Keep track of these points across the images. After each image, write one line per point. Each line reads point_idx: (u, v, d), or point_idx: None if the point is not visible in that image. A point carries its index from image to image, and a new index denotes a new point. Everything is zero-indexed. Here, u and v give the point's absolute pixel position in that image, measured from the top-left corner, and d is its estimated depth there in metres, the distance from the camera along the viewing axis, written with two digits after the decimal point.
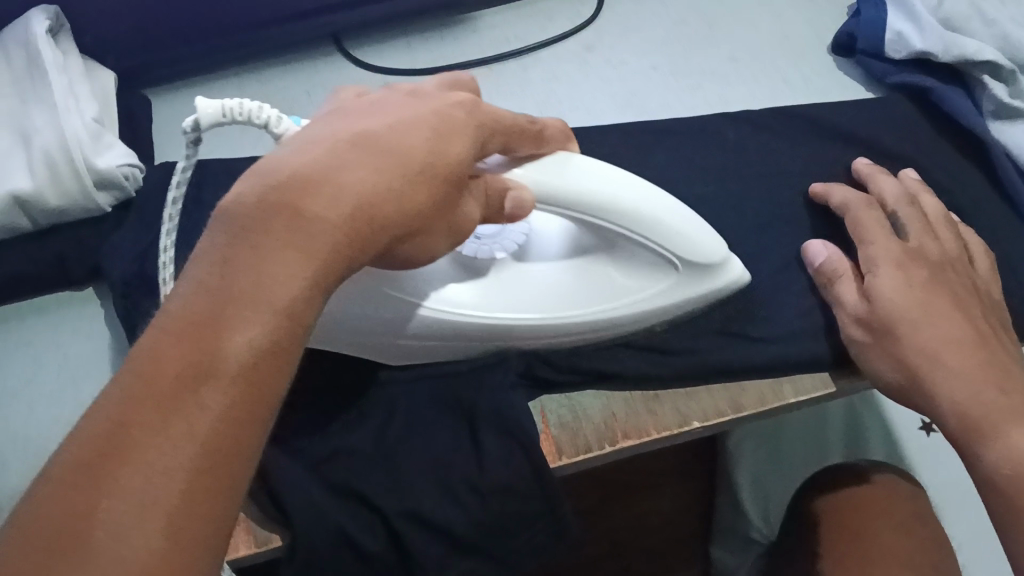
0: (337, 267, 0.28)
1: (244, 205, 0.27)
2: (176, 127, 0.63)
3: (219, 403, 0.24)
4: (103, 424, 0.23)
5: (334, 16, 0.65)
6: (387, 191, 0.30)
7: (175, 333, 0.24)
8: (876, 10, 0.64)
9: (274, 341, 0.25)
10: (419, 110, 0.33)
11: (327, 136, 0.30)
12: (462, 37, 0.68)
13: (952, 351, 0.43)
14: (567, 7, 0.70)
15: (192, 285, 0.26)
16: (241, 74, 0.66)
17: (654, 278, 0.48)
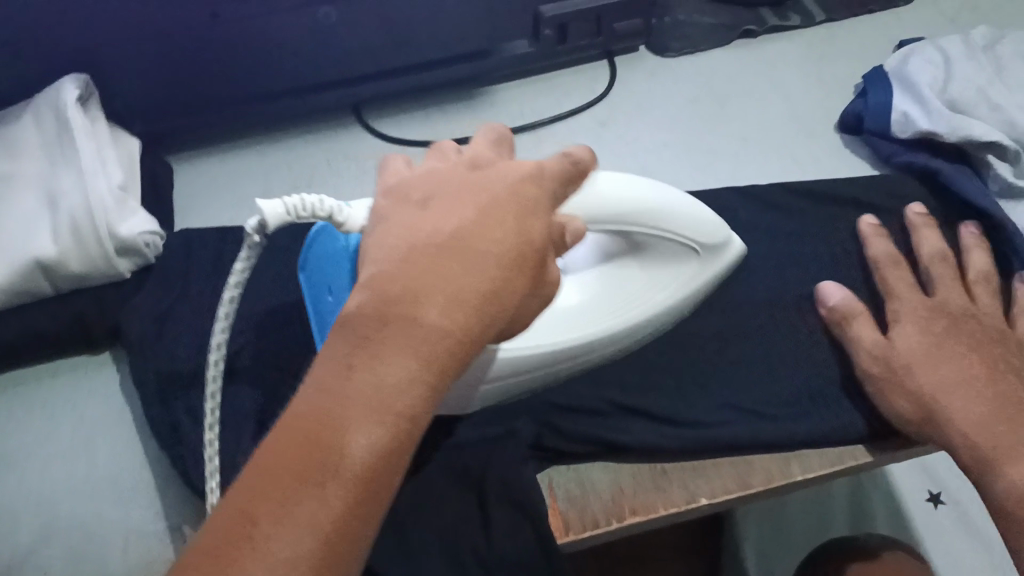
0: (446, 365, 0.30)
1: (365, 315, 0.30)
2: (197, 193, 0.64)
3: (335, 502, 0.27)
4: (234, 515, 0.27)
5: (355, 87, 0.67)
6: (497, 286, 0.32)
7: (297, 433, 0.28)
8: (884, 92, 0.66)
9: (384, 442, 0.29)
10: (498, 187, 0.34)
11: (429, 229, 0.33)
12: (478, 110, 0.69)
13: (950, 397, 0.48)
14: (581, 81, 0.71)
15: (315, 387, 0.29)
16: (261, 142, 0.68)
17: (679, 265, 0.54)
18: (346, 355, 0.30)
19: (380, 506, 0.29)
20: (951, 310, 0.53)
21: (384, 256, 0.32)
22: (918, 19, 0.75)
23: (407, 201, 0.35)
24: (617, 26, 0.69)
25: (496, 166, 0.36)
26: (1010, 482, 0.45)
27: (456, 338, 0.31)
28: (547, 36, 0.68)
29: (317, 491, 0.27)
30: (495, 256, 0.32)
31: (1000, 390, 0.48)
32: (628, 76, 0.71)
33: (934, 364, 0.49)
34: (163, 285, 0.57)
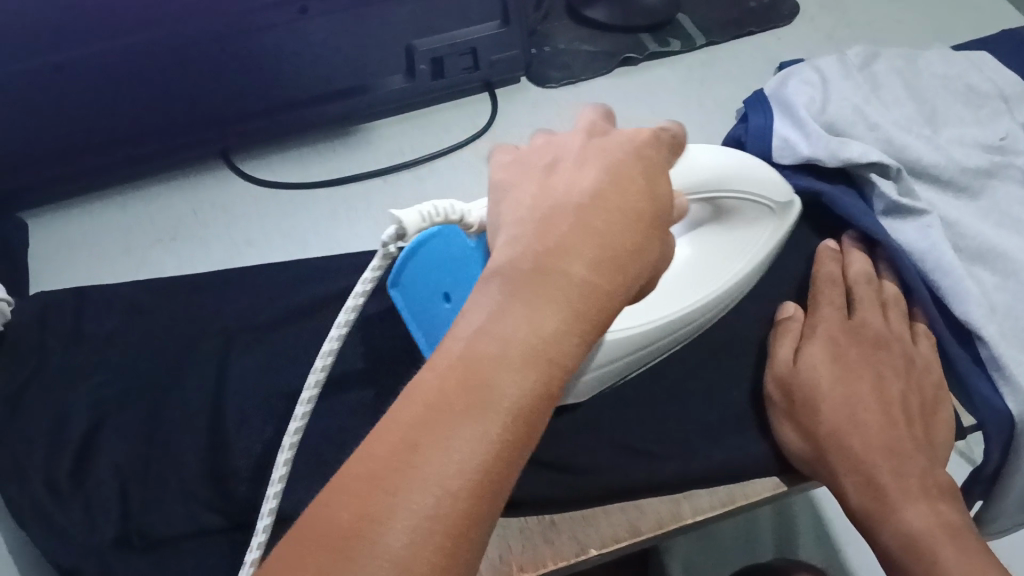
0: (590, 316, 0.32)
1: (516, 266, 0.33)
2: (56, 250, 0.61)
3: (487, 439, 0.29)
4: (394, 445, 0.28)
5: (223, 129, 0.64)
6: (641, 243, 0.34)
7: (457, 371, 0.30)
8: (763, 118, 0.65)
9: (533, 386, 0.30)
10: (619, 154, 0.37)
11: (563, 194, 0.35)
12: (356, 149, 0.67)
13: (849, 436, 0.47)
14: (462, 116, 0.69)
15: (477, 327, 0.31)
16: (128, 192, 0.64)
17: (759, 227, 0.56)
18: (497, 305, 0.32)
19: (529, 447, 0.30)
20: (863, 337, 0.52)
21: (520, 223, 0.35)
22: (796, 40, 0.75)
23: (530, 175, 0.38)
24: (496, 58, 0.68)
25: (613, 136, 0.39)
26: (902, 532, 0.44)
27: (603, 292, 0.33)
28: (422, 71, 0.66)
29: (474, 426, 0.29)
30: (627, 212, 0.35)
31: (893, 436, 0.47)
32: (509, 108, 0.70)
33: (843, 397, 0.48)
34: (15, 358, 0.53)
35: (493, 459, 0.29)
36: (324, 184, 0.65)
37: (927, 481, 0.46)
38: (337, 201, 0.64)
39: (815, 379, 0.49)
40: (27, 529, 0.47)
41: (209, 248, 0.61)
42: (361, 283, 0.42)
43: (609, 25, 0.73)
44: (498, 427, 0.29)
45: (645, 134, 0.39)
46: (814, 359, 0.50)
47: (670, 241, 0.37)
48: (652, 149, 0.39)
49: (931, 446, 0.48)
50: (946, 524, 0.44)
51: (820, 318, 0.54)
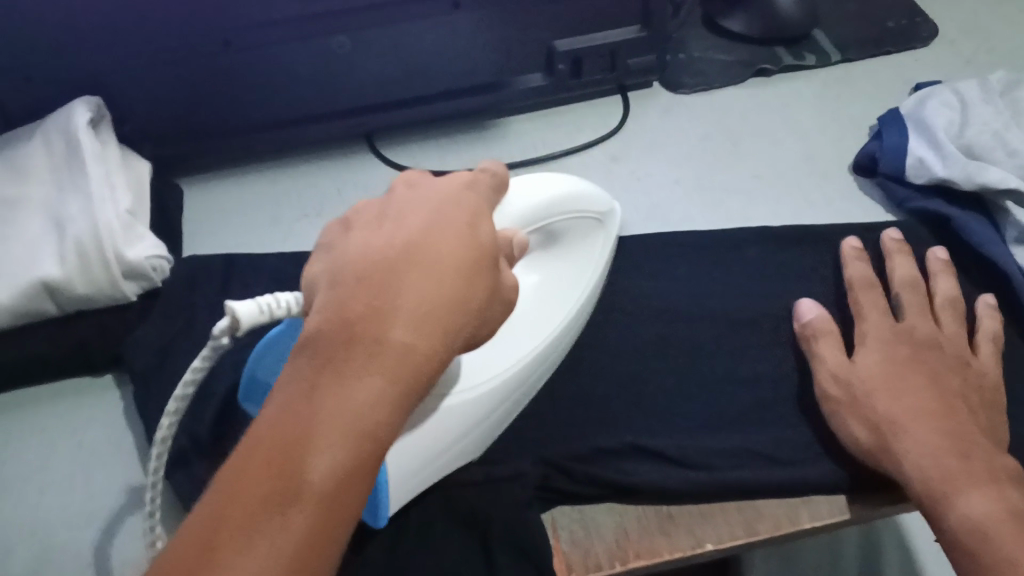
0: (410, 380, 0.33)
1: (322, 337, 0.33)
2: (206, 216, 0.64)
3: (300, 523, 0.29)
4: (189, 549, 0.28)
5: (369, 117, 0.67)
6: (454, 300, 0.35)
7: (263, 459, 0.30)
8: (898, 137, 0.65)
9: (347, 464, 0.31)
10: (432, 204, 0.39)
11: (369, 249, 0.36)
12: (491, 142, 0.69)
13: (914, 422, 0.47)
14: (595, 117, 0.70)
15: (280, 408, 0.32)
16: (274, 169, 0.68)
17: (590, 242, 0.55)
18: (308, 380, 0.32)
19: (348, 522, 0.31)
20: (919, 342, 0.52)
21: (339, 284, 0.35)
22: (934, 63, 0.75)
23: (348, 235, 0.38)
24: (632, 62, 0.70)
25: (430, 184, 0.41)
26: (959, 511, 0.43)
27: (417, 355, 0.33)
28: (560, 70, 0.68)
29: (282, 512, 0.29)
30: (441, 269, 0.35)
31: (956, 427, 0.47)
32: (641, 112, 0.71)
33: (887, 392, 0.49)
34: (168, 314, 0.57)
35: (307, 542, 0.29)
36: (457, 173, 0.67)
37: (991, 464, 0.45)
38: None
39: (870, 377, 0.50)
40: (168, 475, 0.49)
41: None
42: (194, 365, 0.39)
43: (746, 37, 0.73)
44: (305, 511, 0.30)
45: (477, 179, 0.43)
46: (867, 360, 0.51)
47: (495, 275, 0.38)
48: (468, 199, 0.40)
49: (994, 439, 0.48)
50: (1013, 510, 0.43)
51: (864, 322, 0.54)
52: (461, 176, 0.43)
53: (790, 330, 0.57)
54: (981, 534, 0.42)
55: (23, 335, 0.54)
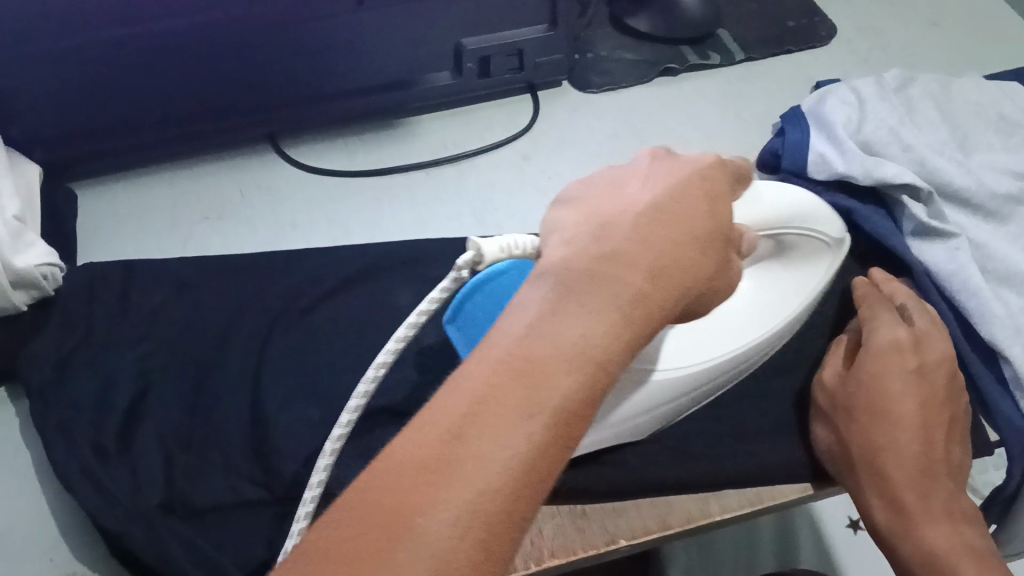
0: (642, 329, 0.32)
1: (572, 272, 0.32)
2: (102, 221, 0.62)
3: (538, 433, 0.28)
4: (437, 432, 0.27)
5: (279, 112, 0.65)
6: (689, 262, 0.34)
7: (507, 368, 0.29)
8: (800, 133, 0.66)
9: (581, 391, 0.29)
10: (688, 175, 0.37)
11: (622, 206, 0.35)
12: (400, 142, 0.68)
13: (884, 455, 0.46)
14: (505, 115, 0.70)
15: (524, 323, 0.30)
16: (174, 172, 0.65)
17: (813, 261, 0.50)
18: (552, 308, 0.31)
19: (574, 451, 0.29)
20: (891, 360, 0.48)
21: (578, 235, 0.34)
22: (831, 62, 0.77)
23: (579, 195, 0.37)
24: (540, 61, 0.69)
25: (688, 158, 0.39)
26: (921, 551, 0.44)
27: (653, 301, 0.32)
28: (469, 69, 0.67)
29: (523, 419, 0.28)
30: (671, 230, 0.34)
31: (929, 457, 0.45)
32: (550, 110, 0.71)
33: (871, 417, 0.47)
34: (64, 323, 0.54)
35: (536, 457, 0.28)
36: (366, 173, 0.66)
37: (953, 504, 0.45)
38: (377, 191, 0.65)
39: (855, 394, 0.48)
40: (74, 485, 0.47)
41: (255, 231, 0.62)
42: (407, 322, 0.37)
43: (651, 36, 0.74)
44: (542, 425, 0.28)
45: (721, 167, 0.39)
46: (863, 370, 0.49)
47: (726, 264, 0.36)
48: (716, 178, 0.38)
49: (959, 470, 0.47)
50: (969, 547, 0.44)
51: (875, 324, 0.51)
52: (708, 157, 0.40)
53: None
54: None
55: None
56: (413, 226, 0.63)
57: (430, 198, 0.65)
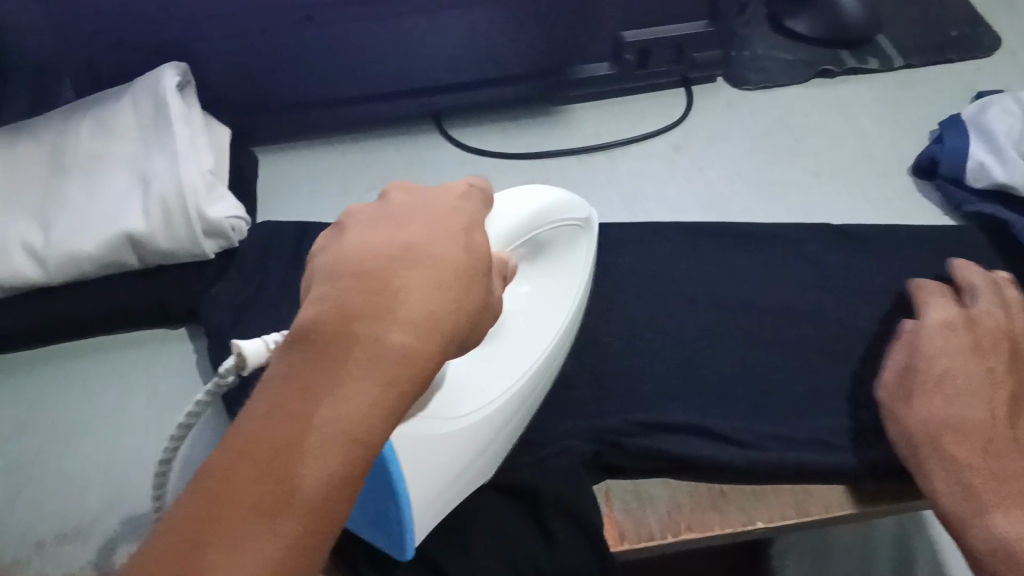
0: (402, 387, 0.32)
1: (317, 331, 0.32)
2: (278, 184, 0.67)
3: (291, 529, 0.29)
4: (187, 528, 0.28)
5: (439, 96, 0.68)
6: (450, 309, 0.34)
7: (261, 455, 0.29)
8: (960, 140, 0.65)
9: (339, 465, 0.30)
10: (440, 212, 0.38)
11: (378, 244, 0.35)
12: (554, 127, 0.70)
13: (948, 433, 0.45)
14: (659, 107, 0.72)
15: (274, 402, 0.31)
16: (344, 144, 0.70)
17: (577, 258, 0.54)
18: (299, 384, 0.31)
19: (336, 526, 0.31)
20: (990, 333, 0.49)
21: (336, 271, 0.34)
22: (996, 73, 0.75)
23: (349, 226, 0.37)
24: (698, 56, 0.70)
25: (427, 198, 0.39)
26: (991, 537, 0.42)
27: (417, 359, 0.32)
28: (627, 60, 0.69)
29: (271, 517, 0.29)
30: (437, 275, 0.34)
31: (992, 434, 0.45)
32: (704, 105, 0.72)
33: (948, 399, 0.46)
34: (244, 273, 0.59)
35: (294, 549, 0.29)
36: (521, 155, 0.68)
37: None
38: (531, 171, 0.67)
39: (920, 383, 0.48)
40: None
41: None
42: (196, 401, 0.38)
43: (808, 38, 0.74)
44: (297, 518, 0.29)
45: (471, 201, 0.41)
46: (939, 358, 0.48)
47: (480, 289, 0.37)
48: (467, 205, 0.40)
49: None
50: None
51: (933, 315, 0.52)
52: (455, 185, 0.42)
53: (850, 320, 0.58)
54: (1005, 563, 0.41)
55: (105, 287, 0.57)
56: None
57: (581, 182, 0.67)
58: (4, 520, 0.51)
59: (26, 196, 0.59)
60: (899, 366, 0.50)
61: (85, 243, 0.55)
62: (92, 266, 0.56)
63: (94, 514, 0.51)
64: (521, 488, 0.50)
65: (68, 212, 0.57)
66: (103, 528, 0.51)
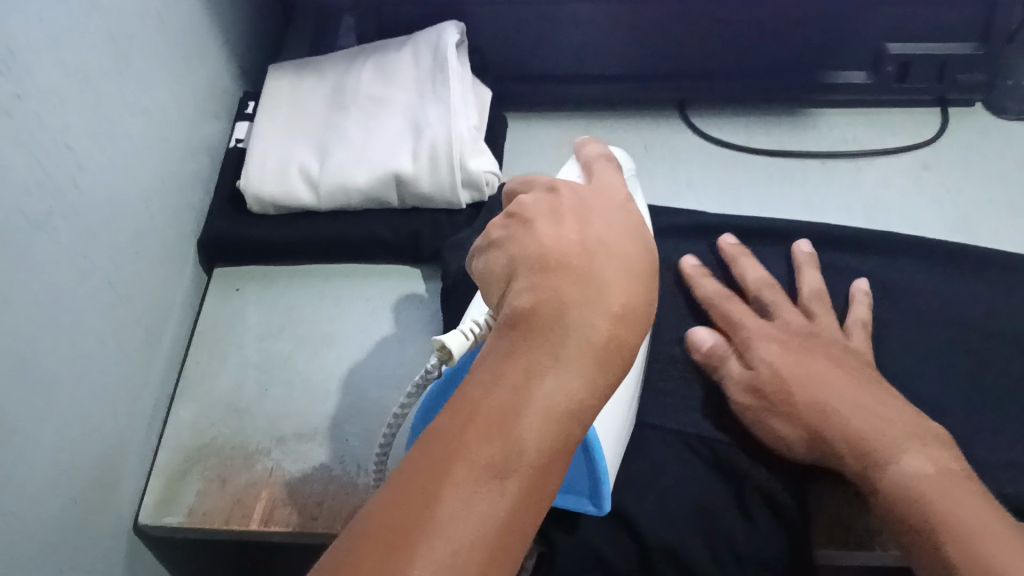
0: (612, 370, 0.33)
1: (524, 313, 0.34)
2: (525, 147, 0.70)
3: (509, 489, 0.29)
4: (411, 484, 0.29)
5: (688, 85, 0.70)
6: (645, 301, 0.35)
7: (478, 421, 0.31)
8: None
9: (555, 435, 0.31)
10: (612, 206, 0.40)
11: (554, 233, 0.37)
12: (800, 130, 0.70)
13: (799, 387, 0.49)
14: (910, 123, 0.71)
15: (490, 377, 0.32)
16: (590, 118, 0.72)
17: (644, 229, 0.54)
18: (508, 359, 0.33)
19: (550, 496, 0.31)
20: (799, 332, 0.53)
21: (531, 254, 0.36)
22: None
23: (534, 217, 0.38)
24: (961, 77, 0.69)
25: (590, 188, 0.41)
26: (889, 471, 0.44)
27: (622, 345, 0.34)
28: (887, 72, 0.68)
29: (499, 474, 0.30)
30: (631, 269, 0.36)
31: (877, 397, 0.47)
32: (958, 128, 0.70)
33: (811, 374, 0.49)
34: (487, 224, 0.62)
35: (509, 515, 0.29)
36: (763, 151, 0.69)
37: (920, 429, 0.45)
38: (771, 169, 0.68)
39: (776, 367, 0.50)
40: None
41: (653, 183, 0.67)
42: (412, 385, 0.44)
43: None
44: (518, 478, 0.30)
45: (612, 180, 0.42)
46: (769, 355, 0.51)
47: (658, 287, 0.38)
48: (631, 205, 0.41)
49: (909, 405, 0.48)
50: (946, 471, 0.43)
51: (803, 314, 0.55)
52: (612, 179, 0.43)
53: None
54: (917, 501, 0.42)
55: (369, 220, 0.62)
56: (800, 207, 0.65)
57: (821, 186, 0.67)
58: (254, 409, 0.57)
59: (310, 126, 0.65)
60: (728, 355, 0.53)
61: (357, 173, 0.61)
62: (359, 198, 0.61)
63: (328, 419, 0.56)
64: (724, 465, 0.51)
65: (345, 143, 0.62)
66: (338, 433, 0.55)
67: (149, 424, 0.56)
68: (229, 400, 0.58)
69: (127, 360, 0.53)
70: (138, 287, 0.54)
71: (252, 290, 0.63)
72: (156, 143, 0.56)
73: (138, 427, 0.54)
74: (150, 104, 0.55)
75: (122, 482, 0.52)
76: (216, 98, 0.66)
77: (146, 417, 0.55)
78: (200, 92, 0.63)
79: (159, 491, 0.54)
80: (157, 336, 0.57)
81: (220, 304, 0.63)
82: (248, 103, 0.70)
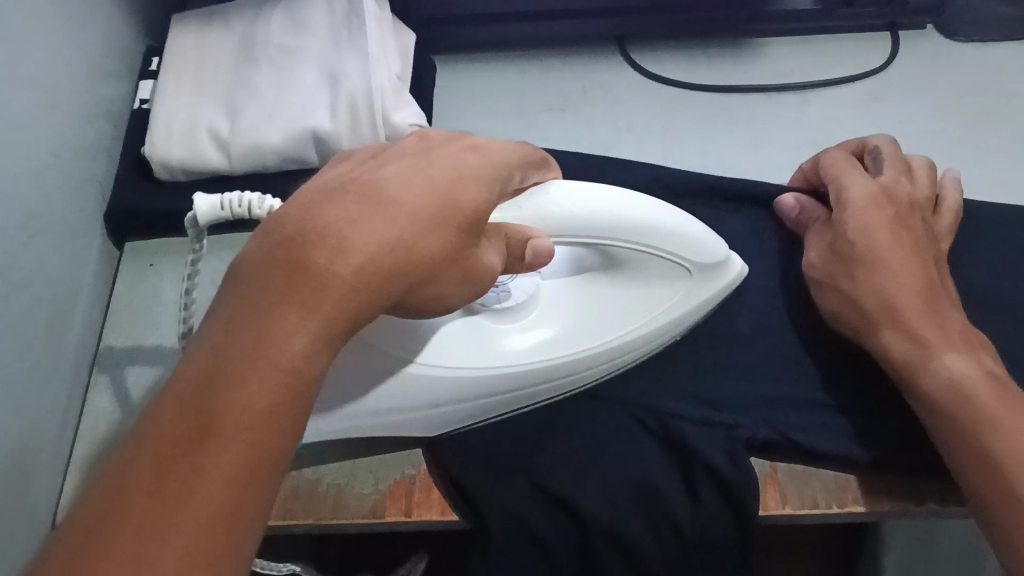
0: (347, 323, 0.29)
1: (254, 259, 0.29)
2: (457, 94, 0.66)
3: (221, 466, 0.24)
4: (107, 490, 0.24)
5: (626, 19, 0.65)
6: (414, 241, 0.31)
7: (179, 400, 0.26)
8: None
9: (275, 393, 0.26)
10: (450, 151, 0.36)
11: (350, 175, 0.33)
12: (745, 62, 0.67)
13: (869, 267, 0.48)
14: (859, 49, 0.67)
15: (204, 345, 0.27)
16: (524, 59, 0.68)
17: (667, 284, 0.51)
18: (235, 309, 0.28)
19: (278, 468, 0.26)
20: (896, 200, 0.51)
21: (296, 201, 0.31)
22: None
23: (344, 164, 0.35)
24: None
25: (438, 144, 0.36)
26: (935, 384, 0.44)
27: (364, 293, 0.30)
28: None
29: (199, 454, 0.24)
30: (404, 215, 0.31)
31: (931, 286, 0.47)
32: (908, 52, 0.67)
33: (893, 260, 0.48)
34: None
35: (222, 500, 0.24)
36: (708, 87, 0.65)
37: (970, 337, 0.45)
38: (716, 106, 0.64)
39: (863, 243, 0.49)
40: None
41: (592, 127, 0.64)
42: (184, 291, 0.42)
43: None
44: (227, 455, 0.25)
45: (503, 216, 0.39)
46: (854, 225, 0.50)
47: (471, 243, 0.34)
48: (472, 155, 0.36)
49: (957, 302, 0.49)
50: (992, 375, 0.43)
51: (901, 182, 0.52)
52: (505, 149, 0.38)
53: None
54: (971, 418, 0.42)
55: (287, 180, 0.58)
56: (748, 147, 0.62)
57: (768, 122, 0.63)
58: None
59: (216, 83, 0.60)
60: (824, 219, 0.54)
61: (270, 132, 0.56)
62: (275, 158, 0.57)
63: None
64: (676, 445, 0.49)
65: (257, 100, 0.58)
66: None
67: (63, 419, 0.52)
68: (151, 387, 0.54)
69: (30, 354, 0.49)
70: (36, 273, 0.49)
71: (169, 266, 0.59)
72: (44, 112, 0.51)
73: (52, 418, 0.50)
74: (34, 70, 0.50)
75: (38, 481, 0.48)
76: (113, 56, 0.60)
77: (59, 411, 0.51)
78: (93, 51, 0.58)
79: (78, 489, 0.51)
80: (66, 319, 0.53)
81: (135, 282, 0.59)
82: (152, 59, 0.65)
